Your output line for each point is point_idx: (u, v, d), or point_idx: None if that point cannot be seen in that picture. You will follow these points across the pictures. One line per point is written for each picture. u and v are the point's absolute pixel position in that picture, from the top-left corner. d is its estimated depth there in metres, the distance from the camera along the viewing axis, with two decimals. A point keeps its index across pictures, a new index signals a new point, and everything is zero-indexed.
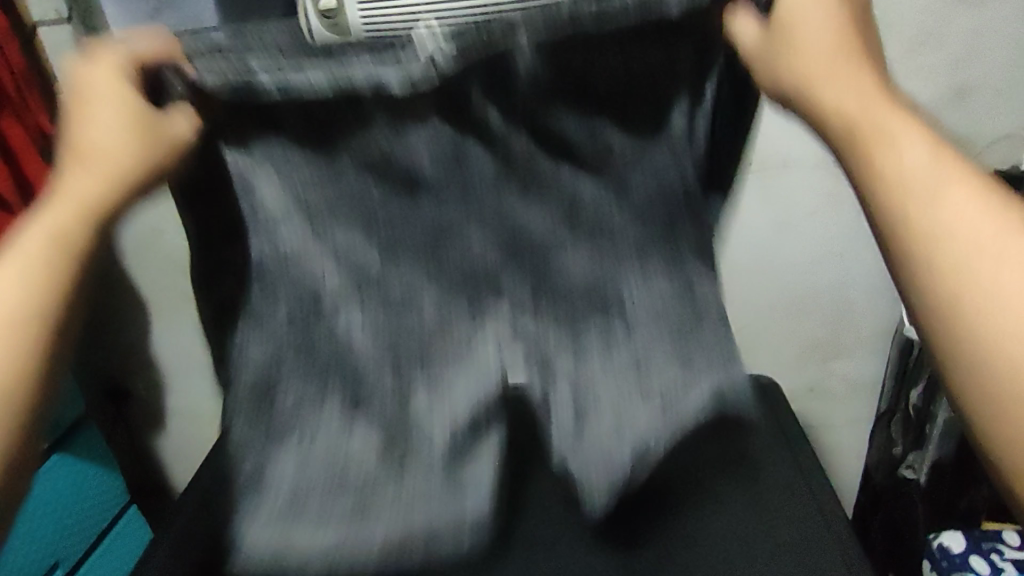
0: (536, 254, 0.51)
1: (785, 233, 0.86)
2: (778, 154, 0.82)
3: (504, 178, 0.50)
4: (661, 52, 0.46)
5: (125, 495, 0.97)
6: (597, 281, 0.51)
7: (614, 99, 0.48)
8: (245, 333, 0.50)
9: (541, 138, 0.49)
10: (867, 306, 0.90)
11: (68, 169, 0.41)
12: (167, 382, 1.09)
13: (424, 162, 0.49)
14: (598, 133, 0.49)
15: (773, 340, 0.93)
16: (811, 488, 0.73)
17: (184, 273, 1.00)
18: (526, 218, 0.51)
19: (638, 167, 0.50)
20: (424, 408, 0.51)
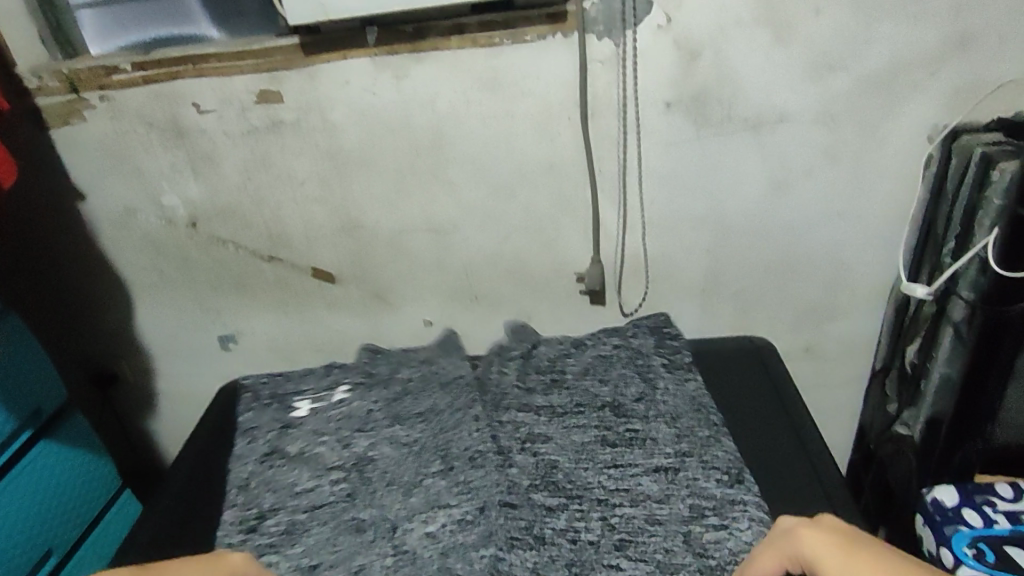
0: (535, 480, 0.68)
1: (780, 192, 0.84)
2: (772, 110, 0.79)
3: (535, 473, 0.69)
4: (638, 459, 0.70)
5: (116, 480, 0.96)
6: (560, 450, 0.72)
7: (597, 468, 0.70)
8: (318, 472, 0.72)
9: (541, 453, 0.71)
10: (862, 263, 0.88)
11: None
12: (153, 364, 1.07)
13: (446, 487, 0.68)
14: (552, 467, 0.70)
15: (768, 301, 0.92)
16: (802, 443, 0.73)
17: (162, 253, 0.97)
18: (553, 476, 0.69)
19: (590, 474, 0.69)
20: (458, 451, 0.72)
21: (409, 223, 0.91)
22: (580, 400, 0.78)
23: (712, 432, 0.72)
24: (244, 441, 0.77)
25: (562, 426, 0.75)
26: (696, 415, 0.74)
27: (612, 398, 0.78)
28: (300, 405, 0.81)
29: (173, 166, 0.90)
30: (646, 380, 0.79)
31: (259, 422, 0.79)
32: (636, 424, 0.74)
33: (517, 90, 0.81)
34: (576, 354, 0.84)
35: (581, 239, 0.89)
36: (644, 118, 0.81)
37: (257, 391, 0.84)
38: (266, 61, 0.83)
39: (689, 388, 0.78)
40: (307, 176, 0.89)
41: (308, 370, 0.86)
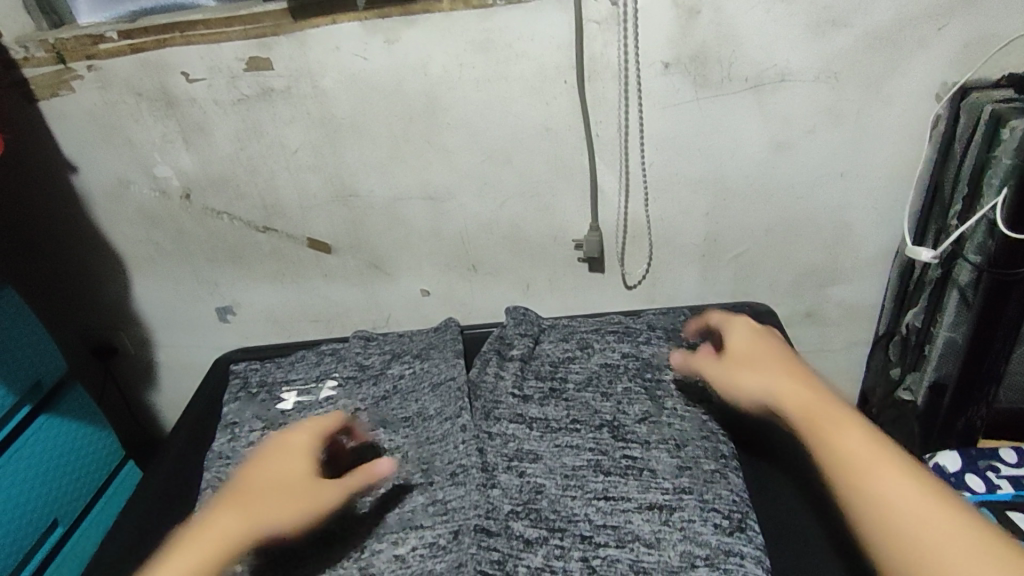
0: (516, 507, 0.62)
1: (781, 154, 0.82)
2: (774, 68, 0.77)
3: (515, 499, 0.63)
4: (634, 483, 0.64)
5: (119, 452, 0.98)
6: (547, 472, 0.66)
7: (586, 495, 0.64)
8: None
9: (528, 474, 0.65)
10: (866, 227, 0.86)
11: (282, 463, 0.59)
12: (153, 335, 1.07)
13: (419, 510, 0.63)
14: (537, 490, 0.64)
15: (768, 266, 0.91)
16: None
17: (156, 224, 0.96)
18: (534, 501, 0.63)
19: (577, 503, 0.63)
20: (438, 470, 0.66)
21: (403, 191, 0.90)
22: (578, 417, 0.72)
23: (719, 467, 0.65)
24: (224, 437, 0.73)
25: (554, 444, 0.69)
26: (704, 445, 0.68)
27: (613, 416, 0.72)
28: (286, 397, 0.78)
29: (165, 137, 0.89)
30: (653, 398, 0.73)
31: (241, 418, 0.76)
32: (637, 448, 0.68)
33: (511, 52, 0.78)
34: (580, 358, 0.79)
35: (578, 205, 0.88)
36: (643, 80, 0.78)
37: (246, 378, 0.82)
38: (254, 27, 0.80)
39: (700, 411, 0.71)
40: (300, 145, 0.88)
41: (297, 358, 0.84)
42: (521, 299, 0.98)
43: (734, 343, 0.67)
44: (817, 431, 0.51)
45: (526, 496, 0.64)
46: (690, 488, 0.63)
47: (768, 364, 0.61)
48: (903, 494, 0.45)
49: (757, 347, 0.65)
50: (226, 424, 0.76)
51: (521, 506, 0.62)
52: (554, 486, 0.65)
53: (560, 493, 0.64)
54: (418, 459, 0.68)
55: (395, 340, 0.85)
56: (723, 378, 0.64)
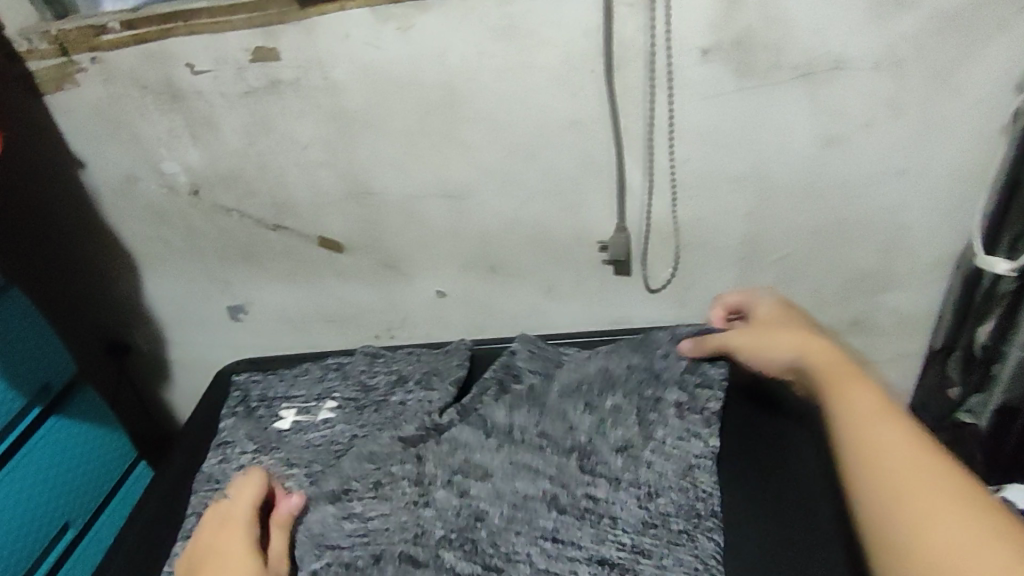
0: (453, 540, 0.59)
1: (832, 149, 0.75)
2: (828, 54, 0.69)
3: (454, 531, 0.60)
4: (576, 516, 0.61)
5: (131, 453, 0.95)
6: (496, 501, 0.62)
7: (528, 532, 0.60)
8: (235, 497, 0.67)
9: (469, 500, 0.62)
10: (924, 229, 0.79)
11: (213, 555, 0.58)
12: (165, 332, 1.05)
13: (332, 523, 0.61)
14: (477, 520, 0.61)
15: (813, 269, 0.83)
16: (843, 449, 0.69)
17: (164, 221, 0.93)
18: (469, 531, 0.60)
19: (518, 540, 0.60)
20: (365, 485, 0.64)
21: (419, 189, 0.85)
22: (547, 432, 0.67)
23: (688, 527, 0.61)
24: (216, 458, 0.72)
25: (508, 464, 0.65)
26: (679, 498, 0.62)
27: (589, 439, 0.67)
28: (286, 416, 0.75)
29: (171, 132, 0.85)
30: (643, 425, 0.67)
31: (235, 437, 0.73)
32: (604, 487, 0.63)
33: (535, 39, 0.72)
34: (574, 366, 0.72)
35: (606, 203, 0.82)
36: (678, 68, 0.72)
37: (247, 391, 0.79)
38: (260, 15, 0.75)
39: (689, 452, 0.65)
40: (311, 140, 0.83)
41: (301, 371, 0.80)
42: (543, 302, 0.92)
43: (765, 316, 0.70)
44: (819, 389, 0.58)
45: (458, 523, 0.61)
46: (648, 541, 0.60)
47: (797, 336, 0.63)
48: (898, 451, 0.48)
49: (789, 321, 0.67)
50: (220, 441, 0.74)
51: (456, 538, 0.59)
52: (495, 518, 0.61)
53: (501, 527, 0.61)
54: (353, 468, 0.66)
55: (403, 359, 0.80)
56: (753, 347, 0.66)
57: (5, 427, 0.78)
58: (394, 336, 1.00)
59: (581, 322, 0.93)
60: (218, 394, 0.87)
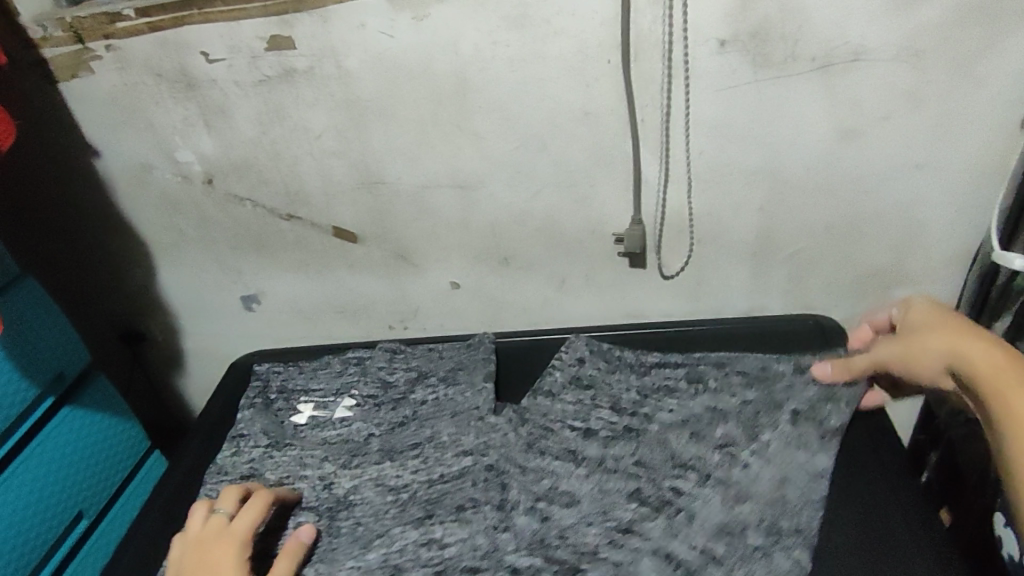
0: (522, 542, 0.60)
1: (847, 143, 0.74)
2: (846, 46, 0.69)
3: (523, 536, 0.60)
4: (648, 514, 0.61)
5: (144, 442, 0.97)
6: (579, 508, 0.62)
7: (601, 532, 0.60)
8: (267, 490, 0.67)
9: (541, 508, 0.62)
10: (940, 224, 0.78)
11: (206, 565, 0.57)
12: (179, 322, 1.05)
13: (397, 529, 0.62)
14: (546, 520, 0.61)
15: (827, 264, 0.83)
16: (880, 459, 0.66)
17: (180, 211, 0.93)
18: (541, 533, 0.60)
19: (590, 539, 0.60)
20: (436, 496, 0.64)
21: (431, 179, 0.85)
22: (644, 462, 0.65)
23: (765, 543, 0.58)
24: (228, 449, 0.72)
25: (598, 488, 0.64)
26: (764, 510, 0.60)
27: (692, 463, 0.64)
28: (302, 409, 0.76)
29: (186, 120, 0.85)
30: (746, 430, 0.66)
31: (249, 430, 0.74)
32: (689, 484, 0.63)
33: (550, 29, 0.72)
34: (681, 394, 0.71)
35: (620, 196, 0.81)
36: (693, 59, 0.71)
37: (267, 381, 0.80)
38: (274, 3, 0.75)
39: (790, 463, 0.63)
40: (324, 129, 0.83)
41: (320, 365, 0.81)
42: (555, 295, 0.92)
43: (914, 317, 0.60)
44: (994, 389, 0.51)
45: (534, 527, 0.61)
46: (717, 540, 0.58)
47: (963, 333, 0.55)
48: None
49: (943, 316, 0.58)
50: (236, 431, 0.75)
51: (532, 539, 0.60)
52: (569, 522, 0.61)
53: (575, 532, 0.60)
54: (425, 480, 0.66)
55: (422, 356, 0.80)
56: (893, 354, 0.60)
57: (22, 413, 0.79)
58: (407, 327, 1.00)
59: (593, 316, 0.94)
60: (235, 384, 0.88)
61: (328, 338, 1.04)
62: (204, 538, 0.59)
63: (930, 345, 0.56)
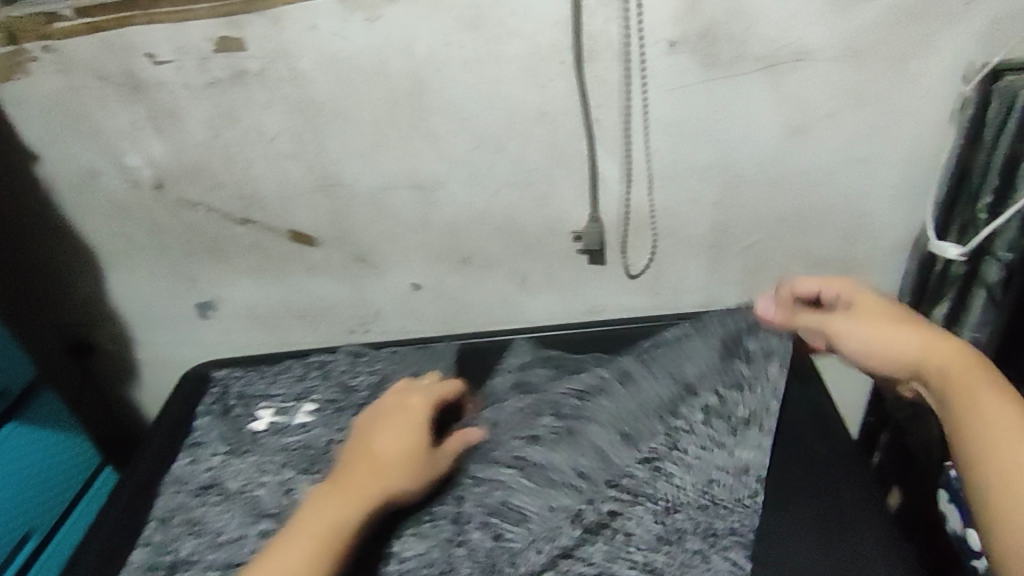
0: (473, 560, 0.59)
1: (793, 140, 0.77)
2: (788, 46, 0.71)
3: (474, 554, 0.59)
4: (595, 527, 0.61)
5: (96, 456, 0.94)
6: (527, 524, 0.61)
7: (547, 550, 0.59)
8: (226, 501, 0.66)
9: (493, 522, 0.62)
10: (882, 217, 0.82)
11: (414, 395, 0.67)
12: (131, 331, 1.02)
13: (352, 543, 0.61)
14: (496, 537, 0.60)
15: (778, 258, 0.86)
16: (830, 446, 0.69)
17: (129, 217, 0.91)
18: (490, 552, 0.59)
19: (536, 555, 0.59)
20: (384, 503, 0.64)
21: (389, 180, 0.84)
22: (586, 476, 0.65)
23: (703, 548, 0.59)
24: (186, 458, 0.71)
25: (546, 503, 0.63)
26: (697, 515, 0.61)
27: (620, 471, 0.65)
28: (262, 416, 0.75)
29: (133, 124, 0.83)
30: (670, 438, 0.67)
31: (207, 438, 0.73)
32: (625, 501, 0.63)
33: (504, 30, 0.72)
34: (613, 400, 0.72)
35: (577, 195, 0.83)
36: (647, 59, 0.73)
37: (226, 387, 0.79)
38: (222, 4, 0.74)
39: (713, 466, 0.65)
40: (277, 131, 0.82)
41: (282, 370, 0.80)
42: (516, 293, 0.93)
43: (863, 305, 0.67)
44: (945, 384, 0.56)
45: (483, 546, 0.60)
46: (661, 548, 0.59)
47: (925, 335, 0.60)
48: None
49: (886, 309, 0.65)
50: (192, 440, 0.74)
51: (482, 559, 0.59)
52: (517, 535, 0.61)
53: (522, 549, 0.60)
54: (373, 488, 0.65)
55: (385, 359, 0.80)
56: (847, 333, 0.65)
57: None
58: (368, 330, 1.00)
59: (554, 314, 0.95)
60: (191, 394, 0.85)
61: (288, 343, 1.03)
62: (413, 386, 0.69)
63: (897, 335, 0.61)
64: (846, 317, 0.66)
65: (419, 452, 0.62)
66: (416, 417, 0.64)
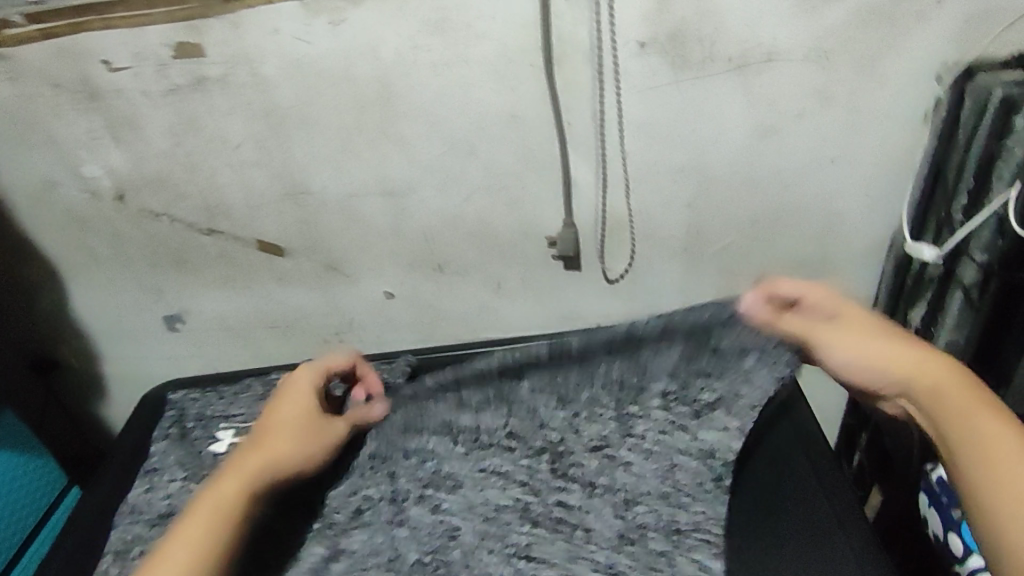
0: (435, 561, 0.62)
1: (766, 140, 0.76)
2: (759, 46, 0.70)
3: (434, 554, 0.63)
4: (551, 524, 0.64)
5: (61, 479, 0.91)
6: (470, 510, 0.64)
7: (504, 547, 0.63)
8: None
9: (437, 510, 0.64)
10: (858, 217, 0.81)
11: (299, 380, 0.65)
12: (96, 346, 0.99)
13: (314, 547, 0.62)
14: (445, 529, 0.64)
15: (755, 259, 0.86)
16: (809, 453, 0.69)
17: (89, 229, 0.87)
18: (445, 549, 0.63)
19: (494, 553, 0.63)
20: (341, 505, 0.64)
21: (359, 187, 0.82)
22: (516, 432, 0.66)
23: (668, 548, 0.62)
24: (141, 487, 0.66)
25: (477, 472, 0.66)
26: (659, 508, 0.64)
27: (562, 444, 0.66)
28: (222, 437, 0.71)
29: (91, 133, 0.79)
30: (621, 423, 0.66)
31: (163, 464, 0.68)
32: (576, 492, 0.65)
33: (471, 33, 0.71)
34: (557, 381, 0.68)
35: (551, 199, 0.81)
36: (617, 61, 0.71)
37: (183, 410, 0.74)
38: (179, 8, 0.71)
39: (672, 450, 0.65)
40: (242, 139, 0.79)
41: (242, 388, 0.76)
42: (492, 299, 0.91)
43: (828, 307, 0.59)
44: (946, 410, 0.53)
45: (437, 542, 0.63)
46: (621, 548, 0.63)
47: (914, 351, 0.56)
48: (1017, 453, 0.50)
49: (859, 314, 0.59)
50: (147, 467, 0.69)
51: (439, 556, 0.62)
52: (470, 529, 0.64)
53: (478, 546, 0.63)
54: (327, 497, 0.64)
55: None
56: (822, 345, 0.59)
57: None
58: (343, 340, 0.97)
59: (531, 320, 0.93)
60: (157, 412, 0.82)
61: (260, 355, 1.00)
62: (295, 389, 0.63)
63: (882, 352, 0.56)
64: (835, 328, 0.58)
65: (306, 431, 0.61)
66: (304, 395, 0.63)
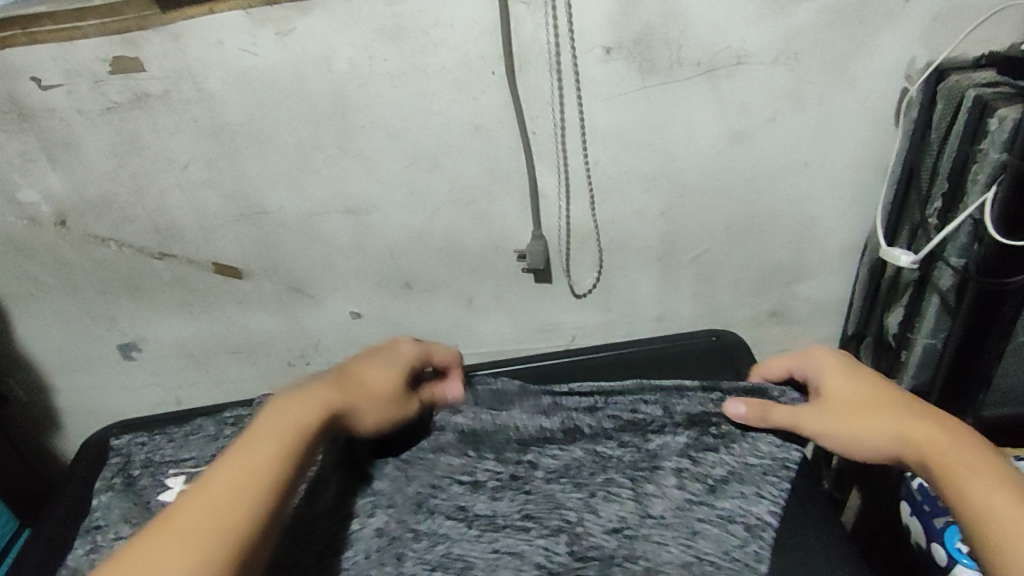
0: None
1: (738, 144, 0.74)
2: (728, 49, 0.68)
3: None
4: None
5: (10, 523, 0.85)
6: None
7: None
8: None
9: None
10: (831, 220, 0.80)
11: (398, 350, 0.64)
12: (49, 377, 0.94)
13: None
14: None
15: (730, 265, 0.84)
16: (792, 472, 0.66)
17: (31, 258, 0.82)
18: None
19: None
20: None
21: (319, 206, 0.78)
22: (533, 513, 0.60)
23: None
24: (82, 548, 0.61)
25: (491, 549, 0.58)
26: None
27: (577, 520, 0.59)
28: (173, 485, 0.65)
29: (24, 156, 0.74)
30: (638, 501, 0.60)
31: (108, 520, 0.63)
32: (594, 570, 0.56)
33: (429, 41, 0.67)
34: (560, 438, 0.64)
35: (519, 212, 0.78)
36: (581, 66, 0.68)
37: (129, 457, 0.70)
38: (113, 21, 0.66)
39: (693, 517, 0.59)
40: (190, 158, 0.75)
41: (194, 429, 0.71)
42: (464, 315, 0.88)
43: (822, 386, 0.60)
44: (942, 463, 0.51)
45: None
46: None
47: (903, 408, 0.56)
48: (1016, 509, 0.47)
49: (845, 381, 0.59)
50: (90, 525, 0.63)
51: None
52: None
53: None
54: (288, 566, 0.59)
55: None
56: (810, 423, 0.59)
57: None
58: (309, 362, 0.93)
59: (506, 334, 0.90)
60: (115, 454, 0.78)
61: (224, 381, 0.95)
62: (392, 357, 0.63)
63: (869, 423, 0.56)
64: (818, 408, 0.59)
65: (386, 403, 0.60)
66: (402, 364, 0.62)
